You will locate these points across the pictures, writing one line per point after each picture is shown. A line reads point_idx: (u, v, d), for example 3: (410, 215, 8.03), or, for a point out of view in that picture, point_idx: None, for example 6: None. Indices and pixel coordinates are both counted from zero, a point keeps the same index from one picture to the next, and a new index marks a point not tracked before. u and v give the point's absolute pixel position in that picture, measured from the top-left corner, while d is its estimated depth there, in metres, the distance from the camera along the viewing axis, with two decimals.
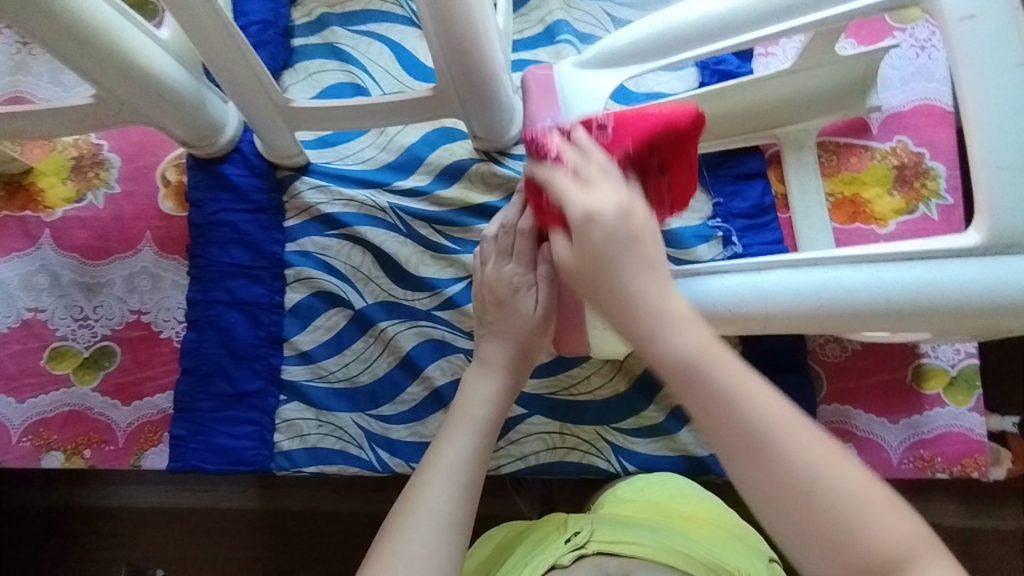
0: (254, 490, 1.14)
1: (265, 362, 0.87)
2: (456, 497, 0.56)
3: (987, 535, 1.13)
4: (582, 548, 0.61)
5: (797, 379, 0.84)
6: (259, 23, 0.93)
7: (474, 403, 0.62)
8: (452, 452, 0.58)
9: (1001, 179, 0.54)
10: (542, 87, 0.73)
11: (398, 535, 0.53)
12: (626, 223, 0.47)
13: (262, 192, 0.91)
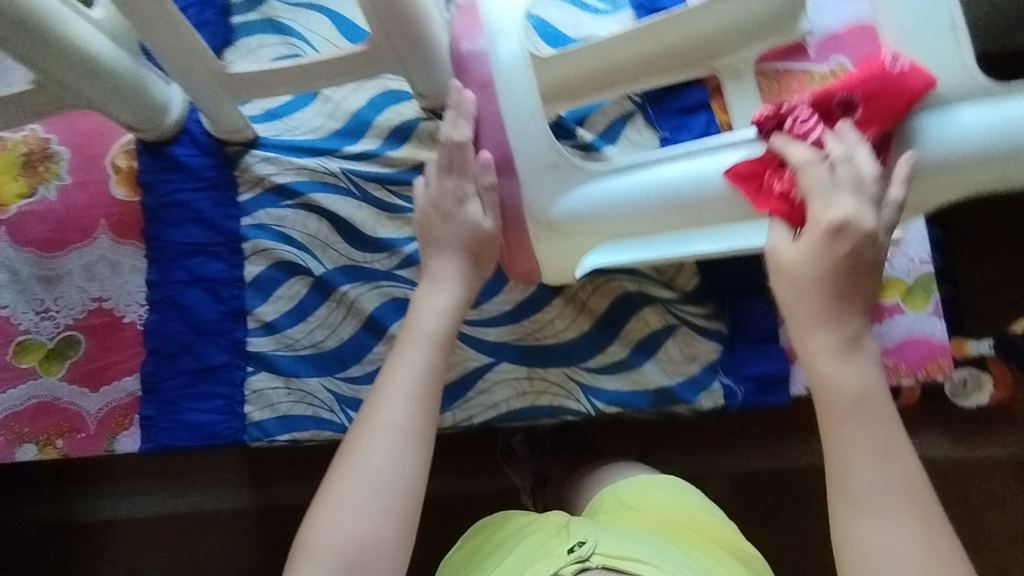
0: (246, 489, 1.13)
1: (229, 336, 0.87)
2: (412, 407, 0.61)
3: (975, 463, 1.14)
4: (585, 560, 0.61)
5: (755, 302, 0.85)
6: (197, 4, 0.95)
7: (425, 317, 0.64)
8: (405, 366, 0.62)
9: (916, 47, 0.55)
10: (466, 9, 0.60)
11: (358, 445, 0.59)
12: (868, 231, 0.55)
13: (213, 169, 0.91)
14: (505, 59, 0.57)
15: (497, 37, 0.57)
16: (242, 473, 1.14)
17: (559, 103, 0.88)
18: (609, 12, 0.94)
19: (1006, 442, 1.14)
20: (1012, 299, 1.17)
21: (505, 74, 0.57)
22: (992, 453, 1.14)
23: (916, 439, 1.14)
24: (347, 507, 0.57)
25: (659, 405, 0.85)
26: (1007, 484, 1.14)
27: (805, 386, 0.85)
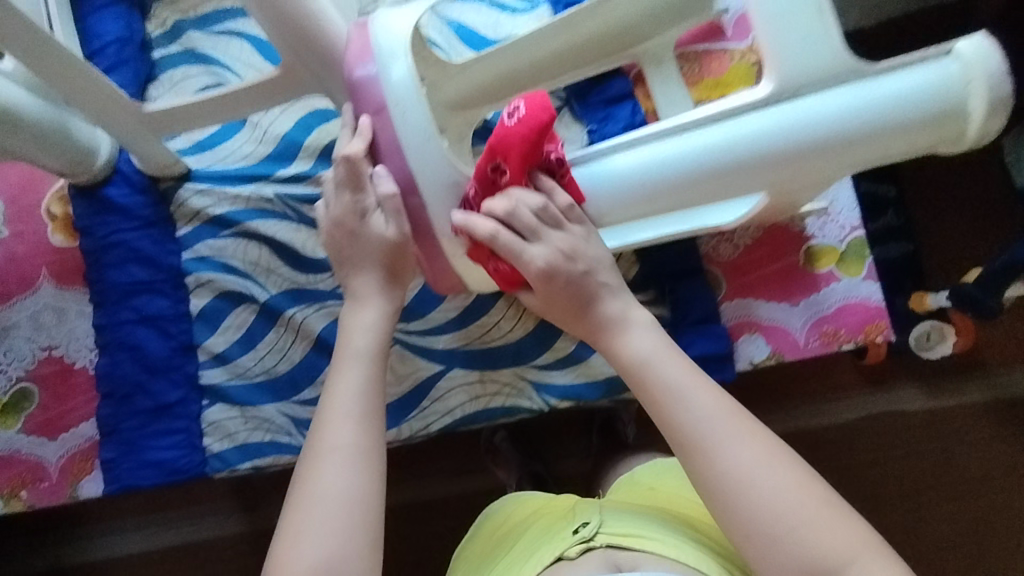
0: (238, 514, 1.14)
1: (181, 371, 0.88)
2: (357, 425, 0.59)
3: (955, 413, 1.15)
4: (589, 540, 0.66)
5: (693, 284, 0.87)
6: (115, 43, 0.94)
7: (356, 335, 0.63)
8: (344, 385, 0.61)
9: (773, 29, 0.53)
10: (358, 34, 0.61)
11: (308, 475, 0.57)
12: (575, 265, 0.59)
13: (148, 207, 0.91)
14: (398, 82, 0.58)
15: (387, 60, 0.58)
16: (232, 500, 1.15)
17: (481, 107, 0.88)
18: (527, 10, 0.94)
19: (981, 389, 1.15)
20: (963, 251, 1.19)
21: (398, 95, 0.58)
22: (964, 402, 1.15)
23: (891, 397, 1.16)
24: (313, 539, 0.54)
25: (612, 395, 0.87)
26: (983, 431, 1.15)
27: (750, 361, 0.87)
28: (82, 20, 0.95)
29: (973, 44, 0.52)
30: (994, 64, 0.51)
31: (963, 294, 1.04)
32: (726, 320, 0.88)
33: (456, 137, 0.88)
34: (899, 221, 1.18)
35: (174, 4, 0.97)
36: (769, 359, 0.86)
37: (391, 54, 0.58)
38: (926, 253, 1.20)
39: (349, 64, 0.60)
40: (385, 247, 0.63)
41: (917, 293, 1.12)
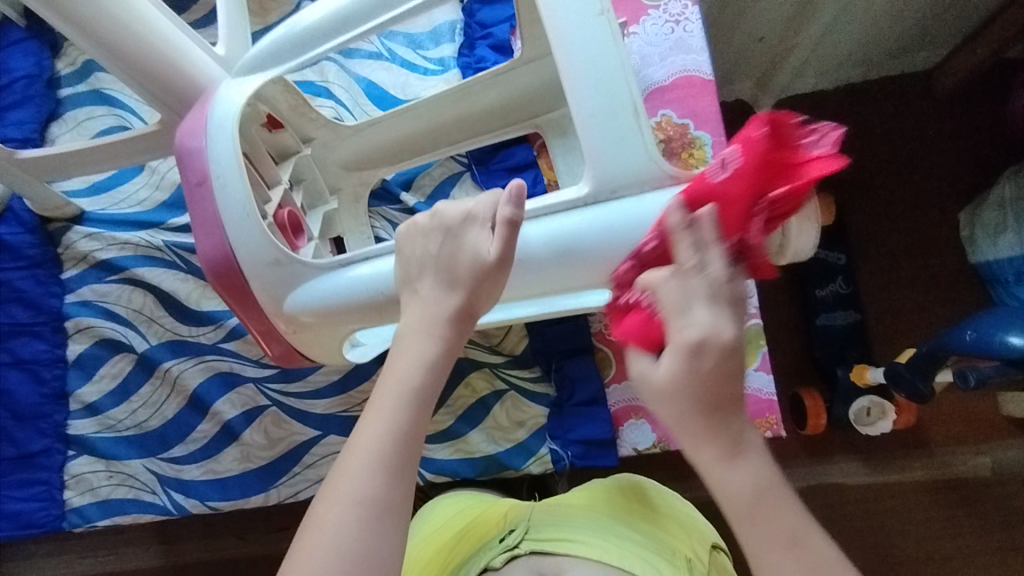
0: (154, 546, 1.17)
1: (49, 420, 0.85)
2: (380, 475, 0.48)
3: (895, 490, 1.13)
4: (514, 548, 0.65)
5: (583, 362, 0.84)
6: (23, 78, 0.94)
7: (404, 360, 0.51)
8: (377, 423, 0.49)
9: (593, 130, 0.51)
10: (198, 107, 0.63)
11: (313, 525, 0.46)
12: (732, 359, 0.43)
13: (35, 247, 0.89)
14: (221, 153, 0.60)
15: (213, 133, 0.60)
16: (151, 532, 1.18)
17: (377, 167, 0.86)
18: (437, 72, 0.93)
19: (921, 467, 1.13)
20: (900, 330, 1.17)
21: (221, 166, 0.60)
22: (907, 479, 1.13)
23: (832, 468, 1.14)
24: None
25: (489, 472, 0.85)
26: (928, 510, 1.12)
27: (634, 447, 0.83)
28: None
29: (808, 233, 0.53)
30: (808, 188, 0.51)
31: (895, 373, 1.02)
32: (611, 404, 0.84)
33: (349, 198, 0.86)
34: (847, 289, 1.15)
35: None
36: (653, 447, 0.83)
37: (220, 129, 0.60)
38: (871, 329, 1.17)
39: (186, 136, 0.63)
40: (478, 268, 0.50)
41: (859, 365, 1.09)
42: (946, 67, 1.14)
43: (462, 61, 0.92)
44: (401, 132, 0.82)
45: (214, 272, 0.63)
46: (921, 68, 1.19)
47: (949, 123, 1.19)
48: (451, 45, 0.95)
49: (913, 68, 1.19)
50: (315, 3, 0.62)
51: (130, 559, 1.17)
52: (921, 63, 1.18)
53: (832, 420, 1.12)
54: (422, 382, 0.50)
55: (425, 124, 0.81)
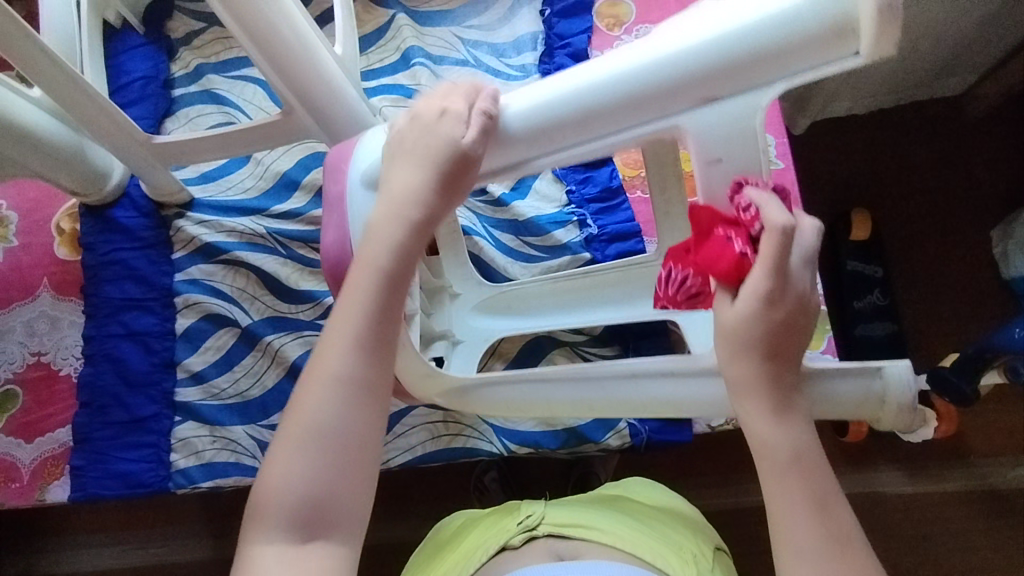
0: (206, 539, 1.16)
1: (158, 387, 0.92)
2: (358, 358, 0.49)
3: (936, 499, 1.14)
4: (533, 529, 0.69)
5: (658, 343, 0.90)
6: (141, 79, 1.03)
7: (378, 247, 0.51)
8: (352, 305, 0.50)
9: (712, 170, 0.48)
10: (331, 170, 0.64)
11: (295, 407, 0.48)
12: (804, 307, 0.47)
13: (149, 229, 0.97)
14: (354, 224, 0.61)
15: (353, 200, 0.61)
16: (201, 525, 1.17)
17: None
18: (520, 78, 1.01)
19: (961, 476, 1.15)
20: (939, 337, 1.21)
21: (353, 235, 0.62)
22: (948, 488, 1.15)
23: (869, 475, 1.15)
24: (298, 466, 0.47)
25: (570, 446, 0.89)
26: (969, 519, 1.14)
27: (708, 423, 0.89)
28: (114, 57, 1.05)
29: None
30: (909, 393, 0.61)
31: (940, 376, 1.05)
32: None
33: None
34: (884, 301, 1.18)
35: (199, 50, 1.06)
36: (726, 423, 0.89)
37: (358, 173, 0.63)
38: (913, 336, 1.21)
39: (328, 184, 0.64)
40: (450, 151, 0.51)
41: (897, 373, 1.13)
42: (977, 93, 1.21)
43: (542, 67, 1.01)
44: None
45: None
46: (951, 93, 1.26)
47: (973, 145, 1.26)
48: (532, 52, 1.03)
49: (944, 93, 1.25)
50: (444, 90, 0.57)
51: (183, 550, 1.16)
52: (953, 89, 1.25)
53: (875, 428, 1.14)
54: (397, 268, 0.51)
55: None
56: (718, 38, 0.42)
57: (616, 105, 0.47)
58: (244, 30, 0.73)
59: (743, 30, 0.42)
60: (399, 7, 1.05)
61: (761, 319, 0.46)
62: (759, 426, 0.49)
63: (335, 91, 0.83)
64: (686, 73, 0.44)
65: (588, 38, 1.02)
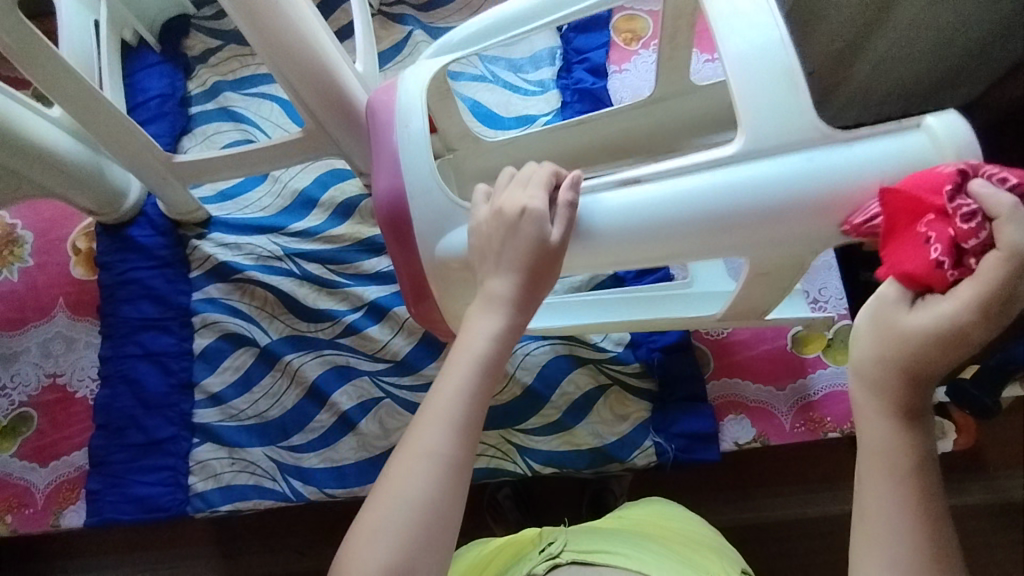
0: (217, 561, 1.14)
1: (176, 408, 0.91)
2: (455, 438, 0.48)
3: (957, 514, 1.11)
4: (556, 557, 0.65)
5: (684, 359, 0.90)
6: (158, 97, 1.03)
7: (478, 336, 0.52)
8: (452, 385, 0.50)
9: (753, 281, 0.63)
10: (387, 90, 0.73)
11: (388, 477, 0.47)
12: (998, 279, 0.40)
13: (166, 248, 0.96)
14: (414, 130, 0.68)
15: (408, 110, 0.68)
16: (212, 547, 1.15)
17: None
18: (539, 93, 1.02)
19: (983, 490, 1.12)
20: None
21: (410, 140, 0.68)
22: (968, 502, 1.11)
23: None
24: (382, 545, 0.45)
25: (596, 465, 0.88)
26: (992, 534, 1.11)
27: (735, 441, 0.88)
28: (130, 75, 1.04)
29: (944, 121, 0.53)
30: None
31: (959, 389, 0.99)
32: (711, 399, 0.89)
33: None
34: None
35: (216, 67, 1.06)
36: (754, 440, 0.87)
37: (422, 182, 0.67)
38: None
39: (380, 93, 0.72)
40: (540, 245, 0.55)
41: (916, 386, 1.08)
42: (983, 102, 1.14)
43: (561, 82, 1.01)
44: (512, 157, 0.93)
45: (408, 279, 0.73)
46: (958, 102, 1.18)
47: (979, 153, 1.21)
48: (550, 68, 1.04)
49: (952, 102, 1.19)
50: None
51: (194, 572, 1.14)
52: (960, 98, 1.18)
53: None
54: (492, 355, 0.52)
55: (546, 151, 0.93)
56: (780, 178, 0.55)
57: (712, 217, 0.57)
58: (268, 46, 0.72)
59: (810, 182, 0.55)
60: (415, 23, 1.05)
61: (939, 328, 0.40)
62: (873, 424, 0.43)
63: (348, 88, 0.80)
64: (769, 203, 0.55)
65: (606, 52, 1.02)
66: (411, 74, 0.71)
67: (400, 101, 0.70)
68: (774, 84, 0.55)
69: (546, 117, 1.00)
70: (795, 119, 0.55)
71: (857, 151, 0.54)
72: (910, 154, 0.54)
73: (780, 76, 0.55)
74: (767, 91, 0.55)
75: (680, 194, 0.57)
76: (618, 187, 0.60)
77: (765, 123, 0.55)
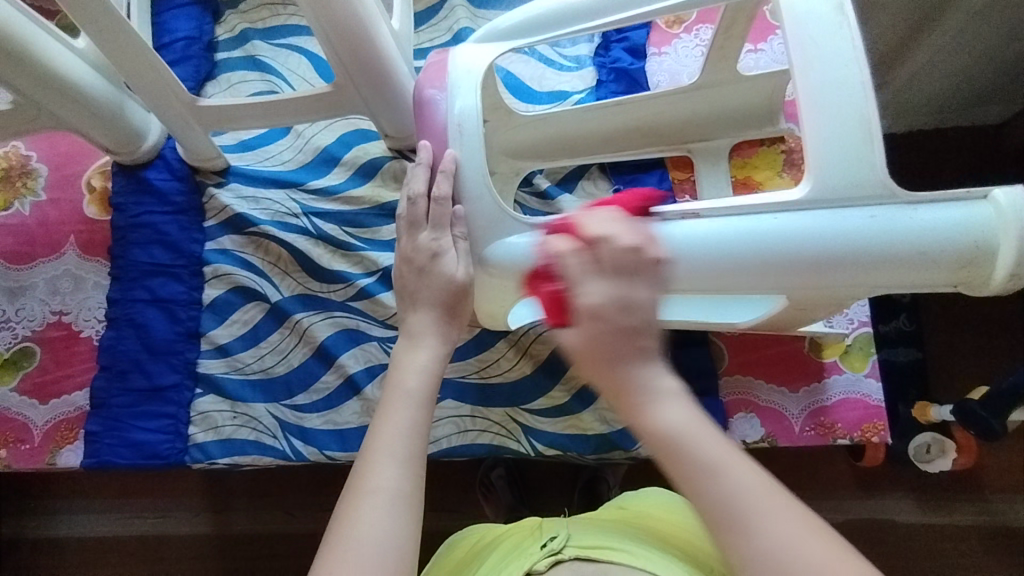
0: (205, 513, 1.14)
1: (181, 357, 0.89)
2: (405, 469, 0.53)
3: (950, 533, 1.10)
4: (559, 552, 0.62)
5: (699, 353, 0.88)
6: (184, 39, 1.00)
7: (407, 374, 0.59)
8: (392, 422, 0.55)
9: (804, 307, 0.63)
10: (435, 64, 0.68)
11: (346, 519, 0.50)
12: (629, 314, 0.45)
13: (182, 195, 0.95)
14: (461, 111, 0.65)
15: (456, 90, 0.65)
16: (202, 498, 1.15)
17: (530, 160, 0.93)
18: (573, 69, 1.00)
19: (977, 511, 1.10)
20: (966, 371, 1.14)
21: (461, 125, 0.65)
22: (958, 523, 1.10)
23: (883, 503, 1.11)
24: None
25: (600, 451, 0.87)
26: (983, 556, 1.09)
27: (742, 439, 0.86)
28: (158, 14, 1.02)
29: (1010, 194, 0.55)
30: None
31: (967, 409, 0.97)
32: (723, 395, 0.88)
33: (501, 180, 0.92)
34: (911, 327, 1.13)
35: (246, 14, 1.03)
36: (761, 440, 0.86)
37: (475, 185, 0.65)
38: (933, 366, 1.14)
39: (426, 78, 0.67)
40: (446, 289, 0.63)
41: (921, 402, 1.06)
42: (1019, 122, 1.10)
43: (597, 60, 0.99)
44: (541, 136, 0.91)
45: None
46: (992, 120, 1.15)
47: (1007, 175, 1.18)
48: (587, 44, 1.02)
49: (985, 120, 1.15)
50: None
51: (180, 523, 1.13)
52: (992, 117, 1.14)
53: (892, 455, 1.10)
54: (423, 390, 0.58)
55: (574, 133, 0.92)
56: (864, 228, 0.55)
57: (773, 261, 0.57)
58: None
59: (898, 236, 0.55)
60: None
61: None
62: (658, 412, 0.45)
63: (379, 35, 0.77)
64: (852, 252, 0.55)
65: (646, 33, 0.99)
66: (462, 55, 0.67)
67: (450, 84, 0.65)
68: (849, 134, 0.55)
69: (579, 95, 0.97)
70: (864, 171, 0.55)
71: (923, 215, 0.55)
72: (972, 223, 0.55)
73: (855, 125, 0.55)
74: (840, 140, 0.55)
75: (739, 233, 0.57)
76: (681, 219, 0.59)
77: (835, 175, 0.55)
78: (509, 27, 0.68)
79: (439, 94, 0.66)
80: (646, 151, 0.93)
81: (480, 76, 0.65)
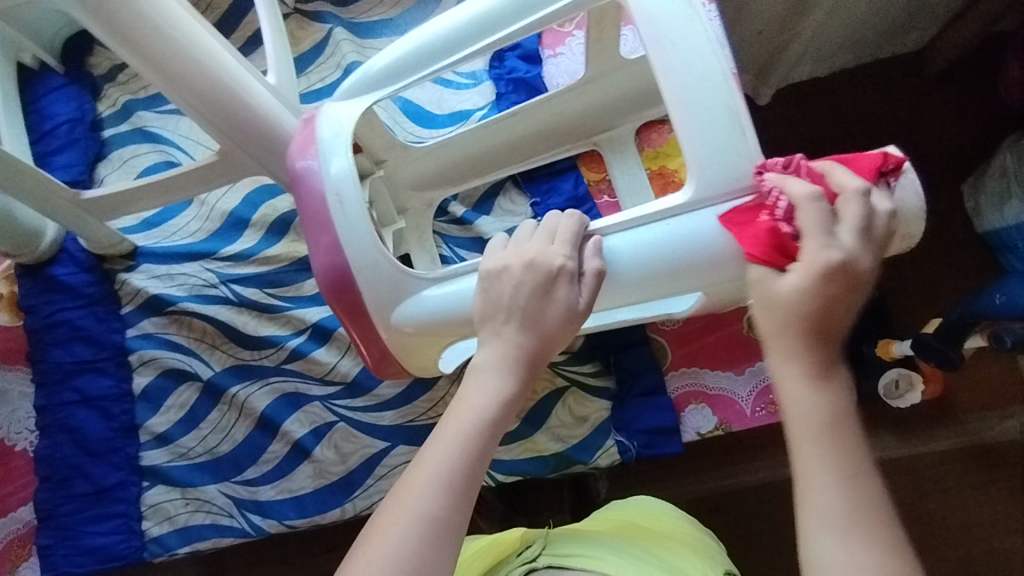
0: None
1: (122, 453, 0.87)
2: (444, 495, 0.47)
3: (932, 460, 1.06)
4: (533, 561, 0.60)
5: (640, 354, 0.88)
6: (67, 123, 0.96)
7: (476, 397, 0.51)
8: (441, 447, 0.49)
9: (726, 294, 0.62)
10: (305, 128, 0.66)
11: (374, 538, 0.46)
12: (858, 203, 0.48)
13: (93, 285, 0.91)
14: (336, 174, 0.63)
15: (328, 155, 0.63)
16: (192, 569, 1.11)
17: (439, 189, 0.92)
18: (470, 85, 0.97)
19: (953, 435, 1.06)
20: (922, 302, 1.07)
21: (338, 189, 0.63)
22: (937, 449, 1.06)
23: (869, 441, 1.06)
24: None
25: (559, 468, 0.87)
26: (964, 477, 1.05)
27: (696, 431, 0.86)
28: (35, 102, 0.97)
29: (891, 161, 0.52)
30: None
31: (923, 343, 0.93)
32: (671, 391, 0.87)
33: (414, 215, 0.92)
34: None
35: (126, 85, 0.99)
36: (715, 429, 0.86)
37: (364, 250, 0.62)
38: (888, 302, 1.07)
39: (293, 153, 0.65)
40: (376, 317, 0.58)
41: (884, 339, 1.00)
42: (936, 44, 1.06)
43: (494, 73, 0.96)
44: (445, 161, 0.90)
45: (342, 309, 0.65)
46: (912, 47, 1.10)
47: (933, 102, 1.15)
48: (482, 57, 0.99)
49: (904, 49, 1.10)
50: (436, 20, 0.66)
51: None
52: (910, 42, 1.10)
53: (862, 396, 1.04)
54: (495, 416, 0.51)
55: (478, 151, 0.90)
56: None
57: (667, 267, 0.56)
58: (155, 68, 0.67)
59: None
60: (334, 21, 0.99)
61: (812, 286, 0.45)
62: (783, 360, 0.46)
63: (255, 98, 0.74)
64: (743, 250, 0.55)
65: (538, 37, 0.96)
66: (331, 117, 0.65)
67: (322, 151, 0.64)
68: (721, 132, 0.54)
69: (481, 111, 0.95)
70: (741, 163, 0.54)
71: None
72: None
73: (724, 120, 0.54)
74: (710, 138, 0.54)
75: (636, 245, 0.57)
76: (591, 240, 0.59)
77: (714, 175, 0.54)
78: (375, 74, 0.66)
79: (312, 163, 0.64)
80: (552, 155, 0.92)
81: (349, 137, 0.64)
